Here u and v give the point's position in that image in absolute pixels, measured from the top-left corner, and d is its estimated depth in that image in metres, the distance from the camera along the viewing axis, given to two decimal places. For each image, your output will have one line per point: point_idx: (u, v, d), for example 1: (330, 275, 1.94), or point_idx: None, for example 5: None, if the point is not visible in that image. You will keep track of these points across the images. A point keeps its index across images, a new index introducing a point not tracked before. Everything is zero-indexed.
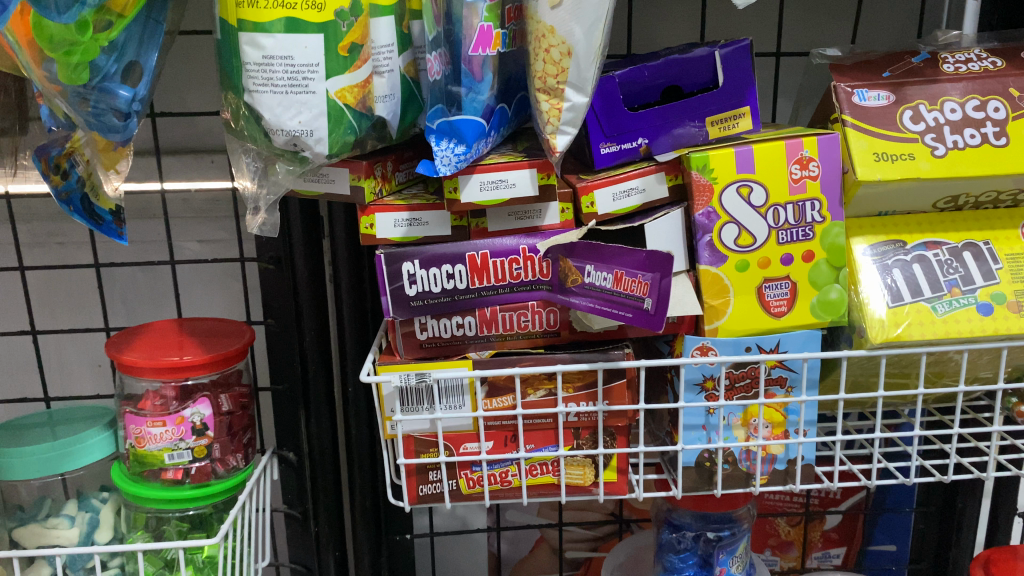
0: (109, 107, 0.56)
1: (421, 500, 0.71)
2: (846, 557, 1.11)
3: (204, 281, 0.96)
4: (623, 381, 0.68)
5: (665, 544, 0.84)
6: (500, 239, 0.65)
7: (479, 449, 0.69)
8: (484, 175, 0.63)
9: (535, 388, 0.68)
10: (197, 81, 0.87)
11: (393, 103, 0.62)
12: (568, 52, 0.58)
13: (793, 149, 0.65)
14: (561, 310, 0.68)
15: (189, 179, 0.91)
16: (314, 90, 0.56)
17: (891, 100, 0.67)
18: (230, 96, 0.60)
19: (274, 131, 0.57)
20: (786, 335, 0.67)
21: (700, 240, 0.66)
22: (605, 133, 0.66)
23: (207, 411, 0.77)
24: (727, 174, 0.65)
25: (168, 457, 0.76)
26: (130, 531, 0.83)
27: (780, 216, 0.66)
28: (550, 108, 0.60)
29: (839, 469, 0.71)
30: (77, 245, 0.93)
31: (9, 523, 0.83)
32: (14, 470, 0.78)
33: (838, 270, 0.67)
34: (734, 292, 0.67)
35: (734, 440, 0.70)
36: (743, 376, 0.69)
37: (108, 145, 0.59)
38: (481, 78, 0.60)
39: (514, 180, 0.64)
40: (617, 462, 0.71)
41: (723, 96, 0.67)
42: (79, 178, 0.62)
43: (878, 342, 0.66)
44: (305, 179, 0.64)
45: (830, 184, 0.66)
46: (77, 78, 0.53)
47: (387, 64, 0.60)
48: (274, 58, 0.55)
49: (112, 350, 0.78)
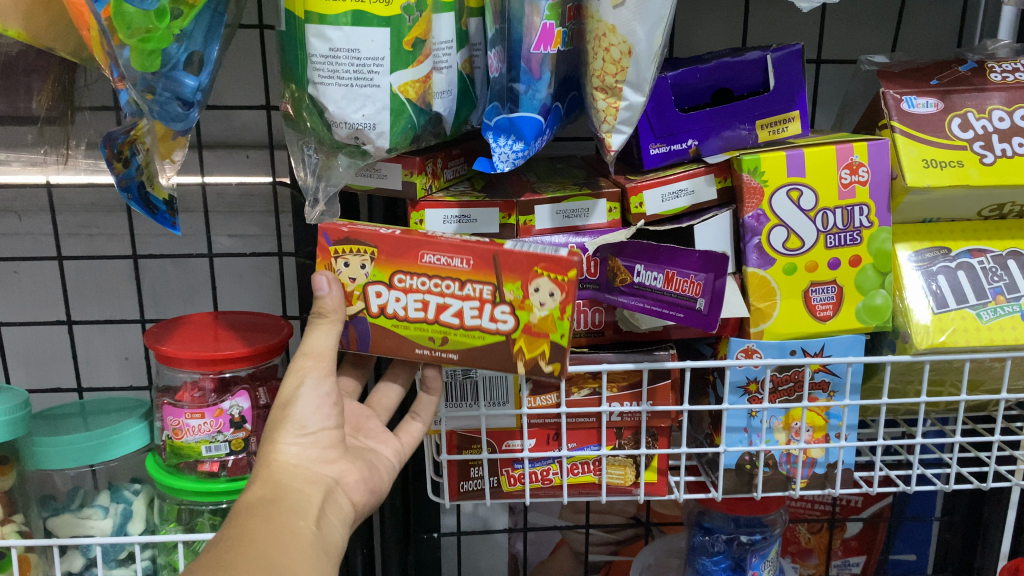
0: (173, 95, 0.57)
1: (461, 496, 0.71)
2: (866, 566, 1.10)
3: (235, 276, 0.96)
4: (667, 382, 0.68)
5: (697, 547, 0.84)
6: (549, 237, 0.65)
7: (521, 446, 0.69)
8: (445, 210, 0.65)
9: (579, 386, 0.68)
10: (239, 76, 0.87)
11: (450, 99, 0.61)
12: (627, 51, 0.58)
13: (843, 154, 0.66)
14: (607, 310, 0.68)
15: (228, 173, 0.91)
16: (378, 84, 0.56)
17: (939, 107, 0.67)
18: (291, 88, 0.60)
19: (337, 124, 0.57)
20: (830, 339, 0.68)
21: (749, 242, 0.66)
22: (655, 134, 0.67)
23: (246, 404, 0.77)
24: (778, 177, 0.65)
25: (206, 450, 0.76)
26: (163, 523, 0.82)
27: (829, 221, 0.66)
28: (607, 106, 0.60)
29: (879, 475, 0.71)
30: (109, 237, 0.94)
31: (43, 513, 0.81)
32: (50, 460, 0.78)
33: (884, 276, 0.67)
34: (781, 295, 0.67)
35: (775, 443, 0.70)
36: (787, 379, 0.69)
37: (167, 134, 0.59)
38: (540, 76, 0.60)
39: (476, 216, 0.66)
40: (658, 463, 0.71)
41: (773, 100, 0.68)
42: (137, 167, 0.61)
43: (923, 347, 0.66)
44: (358, 175, 0.65)
45: (879, 189, 0.66)
46: (149, 66, 0.54)
47: (446, 60, 0.60)
48: (340, 50, 0.55)
49: (151, 340, 0.78)
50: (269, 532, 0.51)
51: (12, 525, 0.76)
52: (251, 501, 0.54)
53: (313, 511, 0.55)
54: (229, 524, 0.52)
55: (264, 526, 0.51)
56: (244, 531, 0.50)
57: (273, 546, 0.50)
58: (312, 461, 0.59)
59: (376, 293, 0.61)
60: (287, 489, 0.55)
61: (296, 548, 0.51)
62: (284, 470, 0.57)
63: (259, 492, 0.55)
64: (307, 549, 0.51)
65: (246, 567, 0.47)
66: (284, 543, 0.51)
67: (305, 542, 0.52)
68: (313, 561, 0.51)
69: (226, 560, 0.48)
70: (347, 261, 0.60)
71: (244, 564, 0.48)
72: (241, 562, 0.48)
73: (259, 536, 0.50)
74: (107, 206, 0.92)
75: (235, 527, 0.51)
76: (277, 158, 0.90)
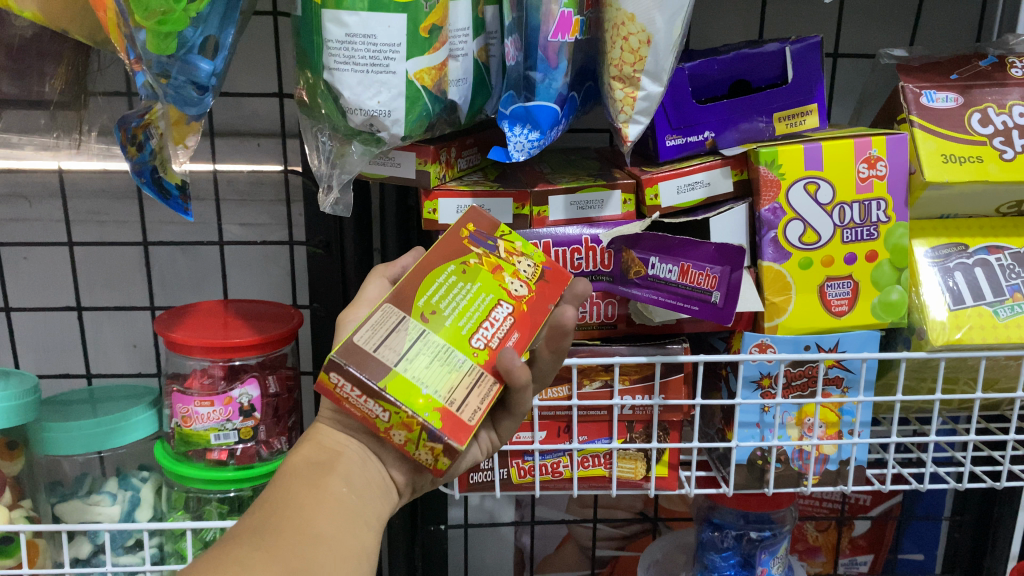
0: (189, 79, 0.56)
1: (472, 488, 0.71)
2: (873, 565, 1.10)
3: (245, 264, 0.96)
4: (680, 376, 0.68)
5: (706, 542, 0.84)
6: (563, 229, 0.65)
7: (532, 439, 0.69)
8: (461, 200, 0.65)
9: (591, 379, 0.68)
10: (251, 63, 0.86)
11: (466, 87, 0.61)
12: (646, 40, 0.57)
13: (861, 148, 0.65)
14: (620, 303, 0.68)
15: (240, 162, 0.91)
16: (394, 71, 0.56)
17: (959, 102, 0.67)
18: (307, 74, 0.60)
19: (352, 110, 0.57)
20: (845, 335, 0.67)
21: (765, 236, 0.66)
22: (671, 125, 0.66)
23: (254, 393, 0.77)
24: (795, 170, 0.65)
25: (214, 438, 0.76)
26: (170, 510, 0.82)
27: (846, 215, 0.66)
28: (625, 96, 0.60)
29: (891, 472, 0.71)
30: (119, 224, 0.93)
31: (51, 499, 0.81)
32: (59, 446, 0.78)
33: (901, 272, 0.67)
34: (796, 290, 0.66)
35: (788, 439, 0.70)
36: (800, 374, 0.68)
37: (181, 118, 0.59)
38: (557, 64, 0.59)
39: (490, 206, 0.65)
40: (669, 458, 0.71)
41: (791, 92, 0.67)
42: (150, 152, 0.61)
43: (938, 344, 0.66)
44: (372, 163, 0.65)
45: (897, 184, 0.66)
46: (165, 48, 0.54)
47: (462, 47, 0.60)
48: (356, 36, 0.55)
49: (161, 327, 0.78)
50: (316, 499, 0.51)
51: (20, 510, 0.76)
52: (296, 462, 0.55)
53: (357, 481, 0.55)
54: (274, 484, 0.52)
55: (309, 492, 0.51)
56: (284, 495, 0.51)
57: (318, 510, 0.50)
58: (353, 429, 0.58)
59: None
60: (334, 455, 0.55)
61: (338, 516, 0.51)
62: (328, 434, 0.57)
63: (303, 454, 0.55)
64: (349, 517, 0.51)
65: (290, 533, 0.48)
66: (330, 510, 0.51)
67: (348, 511, 0.52)
68: (354, 529, 0.51)
69: (271, 521, 0.48)
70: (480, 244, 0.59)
71: (288, 530, 0.48)
72: (285, 525, 0.48)
73: (302, 499, 0.51)
74: (118, 193, 0.92)
75: (280, 488, 0.52)
76: (289, 147, 0.90)
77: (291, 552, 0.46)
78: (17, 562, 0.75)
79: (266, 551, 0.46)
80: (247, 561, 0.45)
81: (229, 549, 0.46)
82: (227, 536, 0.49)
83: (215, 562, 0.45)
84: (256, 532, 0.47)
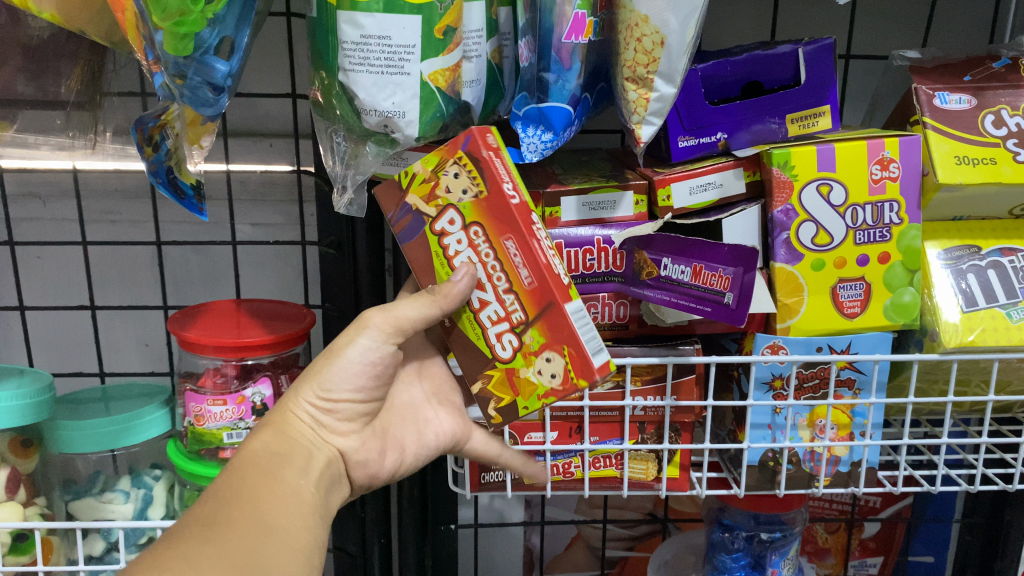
0: (205, 80, 0.56)
1: (483, 488, 0.72)
2: (883, 567, 1.09)
3: (258, 264, 0.96)
4: (692, 377, 0.68)
5: (717, 543, 0.84)
6: (575, 229, 0.66)
7: (543, 439, 0.69)
8: None
9: (603, 379, 0.68)
10: (265, 63, 0.87)
11: (479, 89, 0.61)
12: (660, 41, 0.57)
13: (874, 149, 0.65)
14: (632, 304, 0.68)
15: (253, 162, 0.91)
16: (409, 72, 0.56)
17: (972, 104, 0.67)
18: (322, 75, 0.60)
19: (367, 111, 0.57)
20: (857, 336, 0.67)
21: (777, 238, 0.66)
22: (684, 126, 0.66)
23: (267, 391, 0.77)
24: (808, 172, 0.65)
25: (227, 437, 0.77)
26: (183, 509, 0.82)
27: (858, 216, 0.65)
28: (638, 97, 0.60)
29: (904, 474, 0.71)
30: (132, 224, 0.94)
31: (65, 497, 0.82)
32: (72, 444, 0.79)
33: (913, 273, 0.67)
34: (808, 291, 0.66)
35: (799, 440, 0.70)
36: (812, 376, 0.68)
37: (197, 119, 0.59)
38: (570, 66, 0.59)
39: None
40: (680, 458, 0.71)
41: (804, 93, 0.67)
42: (166, 151, 0.62)
43: (951, 346, 0.66)
44: (385, 164, 0.65)
45: (910, 185, 0.65)
46: (182, 50, 0.54)
47: (475, 49, 0.60)
48: (371, 37, 0.55)
49: (174, 327, 0.78)
50: (271, 491, 0.55)
51: (34, 508, 0.77)
52: (257, 451, 0.58)
53: (315, 473, 0.59)
54: (232, 470, 0.56)
55: (267, 480, 0.56)
56: (241, 483, 0.55)
57: (271, 501, 0.54)
58: (324, 427, 0.62)
59: (449, 222, 0.59)
60: (295, 446, 0.59)
61: (293, 506, 0.55)
62: (295, 426, 0.60)
63: (265, 443, 0.59)
64: (304, 509, 0.56)
65: (242, 525, 0.52)
66: (284, 501, 0.55)
67: (303, 503, 0.56)
68: (308, 524, 0.55)
69: (223, 511, 0.52)
70: (448, 182, 0.58)
71: (240, 522, 0.52)
72: (236, 517, 0.52)
73: (258, 488, 0.55)
74: (132, 193, 0.92)
75: (237, 474, 0.55)
76: (302, 147, 0.90)
77: (241, 546, 0.51)
78: (31, 559, 0.75)
79: (215, 545, 0.50)
80: (194, 557, 0.49)
81: (177, 543, 0.50)
82: (178, 527, 0.52)
83: (161, 555, 0.49)
84: (207, 524, 0.51)
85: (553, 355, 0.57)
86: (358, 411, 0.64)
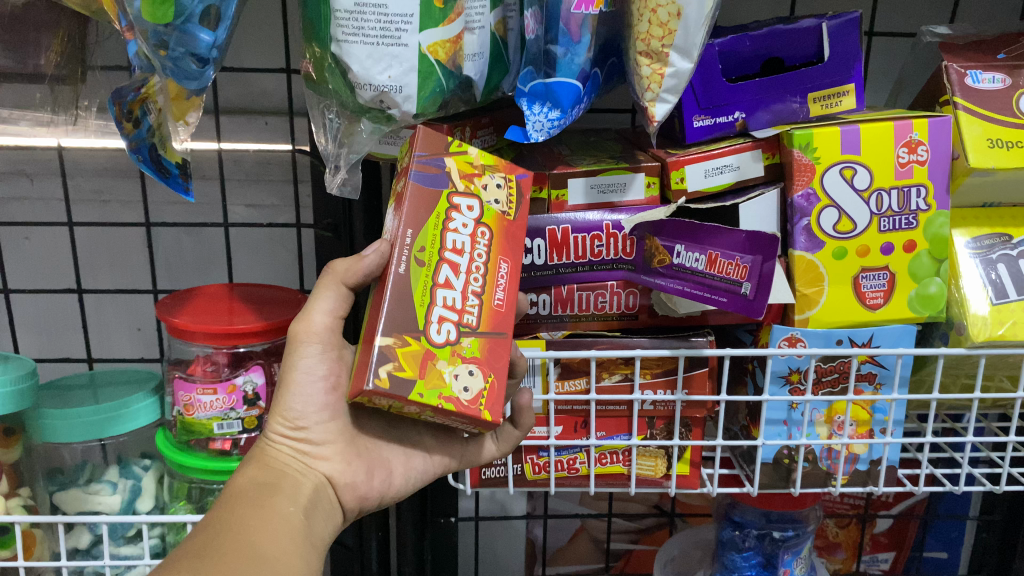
0: (187, 51, 0.53)
1: (484, 484, 0.69)
2: (895, 563, 1.06)
3: (253, 247, 0.93)
4: (705, 370, 0.64)
5: (726, 541, 0.81)
6: (583, 214, 0.62)
7: (547, 434, 0.66)
8: None
9: (610, 372, 0.65)
10: (259, 36, 0.83)
11: (482, 62, 0.57)
12: (676, 13, 0.54)
13: (901, 131, 0.61)
14: (642, 293, 0.64)
15: (246, 140, 0.88)
16: (406, 43, 0.52)
17: (1007, 83, 0.63)
18: (315, 47, 0.56)
19: (361, 86, 0.54)
20: (880, 329, 0.63)
21: (797, 224, 0.62)
22: (699, 105, 0.63)
23: (259, 379, 0.74)
24: (831, 154, 0.61)
25: (218, 427, 0.73)
26: (171, 501, 0.79)
27: (883, 202, 0.62)
28: (652, 73, 0.56)
29: (926, 473, 0.67)
30: (122, 204, 0.91)
31: (49, 488, 0.78)
32: (57, 434, 0.75)
33: (940, 263, 0.63)
34: (829, 281, 0.62)
35: (816, 438, 0.66)
36: (831, 370, 0.65)
37: (180, 93, 0.56)
38: (579, 39, 0.56)
39: None
40: (691, 455, 0.67)
41: (827, 71, 0.63)
42: (149, 128, 0.59)
43: (979, 341, 0.62)
44: (381, 143, 0.62)
45: (938, 169, 0.62)
46: (162, 17, 0.51)
47: (478, 19, 0.56)
48: (366, 5, 0.52)
49: (163, 311, 0.75)
50: (261, 520, 0.55)
51: (17, 500, 0.74)
52: (245, 484, 0.58)
53: (304, 499, 0.59)
54: (221, 506, 0.56)
55: (256, 511, 0.55)
56: (228, 517, 0.54)
57: (260, 532, 0.54)
58: (307, 455, 0.61)
59: (467, 206, 0.55)
60: (283, 475, 0.59)
61: (282, 537, 0.55)
62: (277, 456, 0.60)
63: (252, 475, 0.59)
64: (291, 537, 0.55)
65: (232, 556, 0.51)
66: (271, 531, 0.54)
67: (292, 531, 0.56)
68: (297, 553, 0.55)
69: (213, 544, 0.52)
70: (489, 183, 0.56)
71: (230, 554, 0.51)
72: (227, 549, 0.51)
73: (248, 520, 0.54)
74: (122, 172, 0.89)
75: (227, 508, 0.55)
76: (297, 125, 0.86)
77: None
78: (13, 553, 0.73)
79: None
80: None
81: None
82: (168, 561, 0.51)
83: None
84: (197, 557, 0.50)
85: (478, 370, 0.53)
86: (333, 430, 0.62)
